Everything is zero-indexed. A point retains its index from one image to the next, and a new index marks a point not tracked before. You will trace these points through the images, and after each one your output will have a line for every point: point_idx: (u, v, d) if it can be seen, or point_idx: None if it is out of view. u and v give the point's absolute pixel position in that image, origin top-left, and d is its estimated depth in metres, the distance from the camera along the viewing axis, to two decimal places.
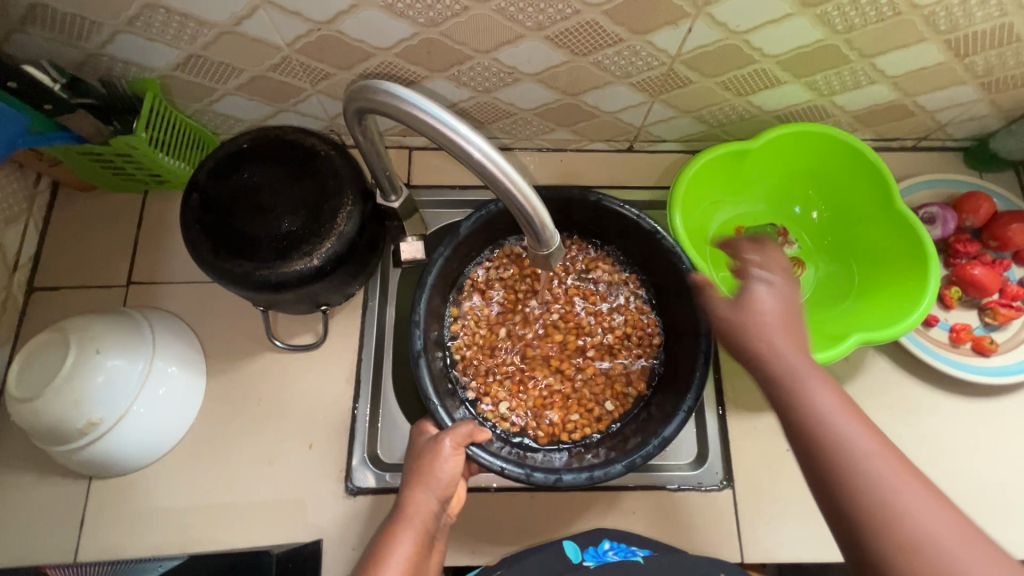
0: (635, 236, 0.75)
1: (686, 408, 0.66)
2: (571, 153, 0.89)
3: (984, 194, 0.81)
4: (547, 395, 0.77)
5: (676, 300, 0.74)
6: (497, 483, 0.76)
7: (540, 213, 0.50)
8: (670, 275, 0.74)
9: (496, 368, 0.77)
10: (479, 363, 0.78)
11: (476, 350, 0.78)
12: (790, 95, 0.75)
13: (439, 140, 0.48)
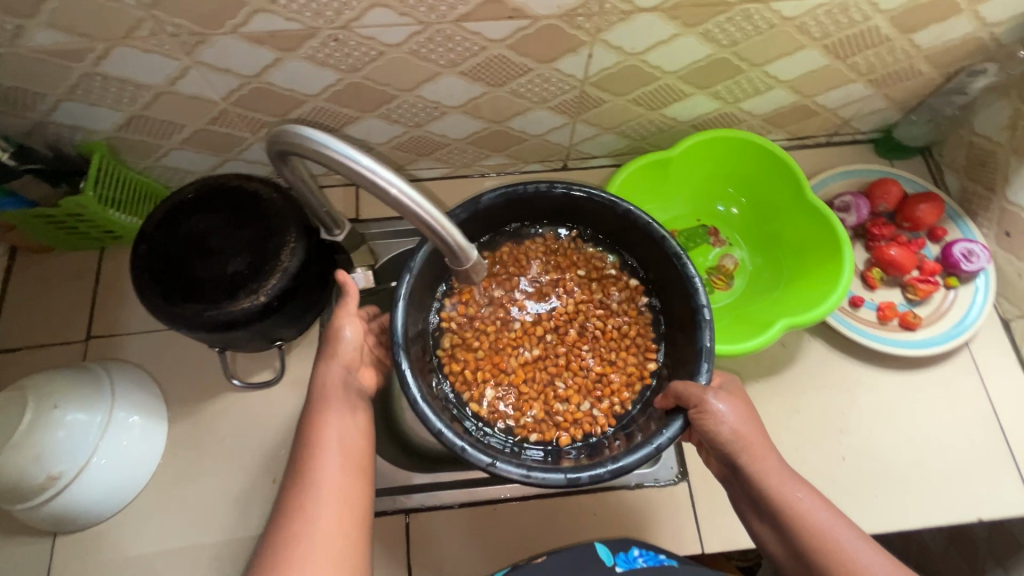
0: (636, 232, 0.74)
1: (659, 443, 0.62)
2: (509, 176, 0.94)
3: (892, 180, 0.88)
4: (524, 399, 0.76)
5: (677, 297, 0.73)
6: (460, 500, 0.78)
7: (453, 236, 0.55)
8: (671, 274, 0.74)
9: (484, 362, 0.77)
10: (465, 353, 0.77)
11: (461, 345, 0.77)
12: (699, 105, 0.81)
13: (356, 179, 0.51)
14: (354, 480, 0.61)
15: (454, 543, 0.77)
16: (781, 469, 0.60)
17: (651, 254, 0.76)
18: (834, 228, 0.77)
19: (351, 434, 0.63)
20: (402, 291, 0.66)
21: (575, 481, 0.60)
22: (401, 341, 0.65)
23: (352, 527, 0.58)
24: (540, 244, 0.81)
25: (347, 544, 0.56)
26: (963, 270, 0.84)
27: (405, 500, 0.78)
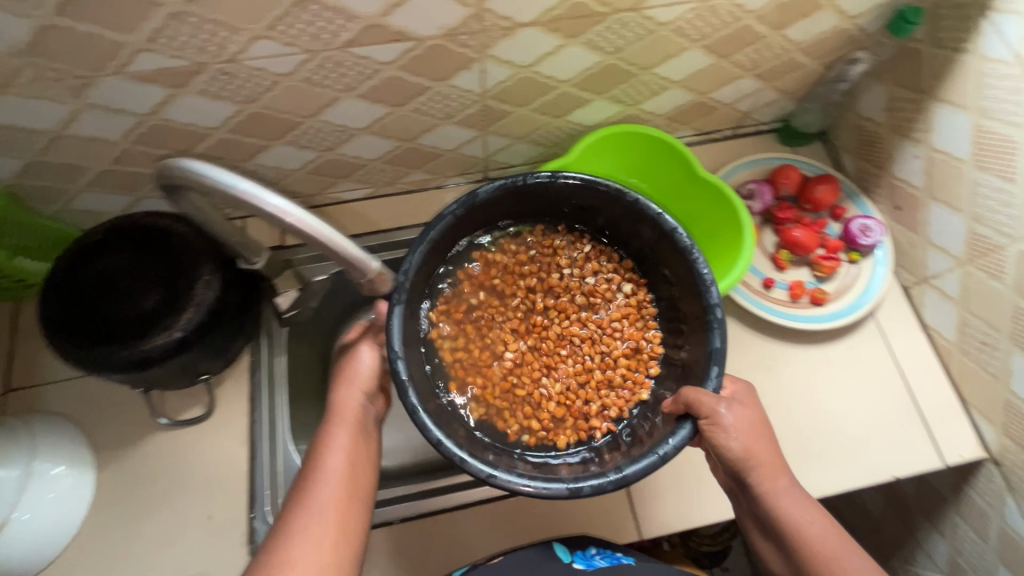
0: (645, 228, 0.73)
1: (659, 454, 0.61)
2: (432, 191, 0.96)
3: (791, 165, 0.93)
4: (518, 399, 0.78)
5: (687, 298, 0.72)
6: (400, 516, 0.78)
7: (347, 247, 0.59)
8: (677, 272, 0.72)
9: (484, 367, 0.79)
10: (465, 352, 0.79)
11: (457, 347, 0.79)
12: (601, 109, 0.85)
13: (242, 204, 0.54)
14: (358, 492, 0.60)
15: (396, 560, 0.77)
16: (792, 490, 0.63)
17: (659, 249, 0.74)
18: (733, 205, 0.82)
19: (358, 448, 0.63)
20: (392, 315, 0.63)
21: (578, 492, 0.59)
22: (399, 353, 0.62)
23: (348, 538, 0.58)
24: (541, 241, 0.83)
25: (340, 555, 0.56)
26: (862, 245, 0.89)
27: None
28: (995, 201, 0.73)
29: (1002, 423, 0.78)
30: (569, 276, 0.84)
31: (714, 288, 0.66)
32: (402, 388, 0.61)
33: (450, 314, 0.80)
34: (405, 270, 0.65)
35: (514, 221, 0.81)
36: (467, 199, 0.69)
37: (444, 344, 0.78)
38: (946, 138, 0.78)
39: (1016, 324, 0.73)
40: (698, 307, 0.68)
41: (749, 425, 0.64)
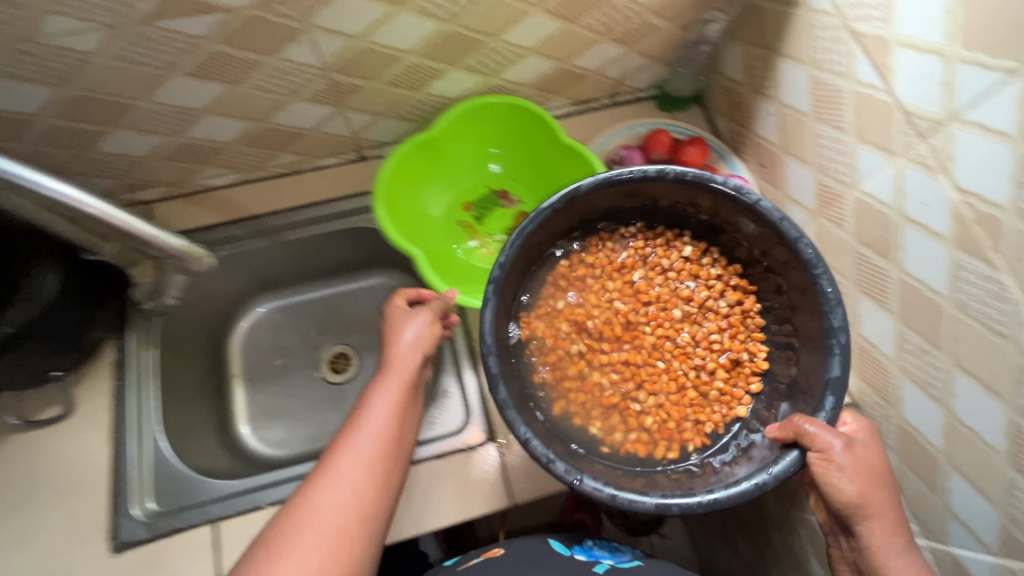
0: (756, 231, 0.72)
1: (770, 472, 0.62)
2: (306, 172, 0.96)
3: (660, 129, 0.93)
4: (638, 411, 0.76)
5: (801, 305, 0.69)
6: (269, 500, 0.78)
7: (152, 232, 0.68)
8: (794, 281, 0.69)
9: (587, 382, 0.77)
10: (568, 369, 0.77)
11: (555, 350, 0.78)
12: (461, 80, 0.84)
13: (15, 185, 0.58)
14: (392, 443, 0.68)
15: None
16: (893, 540, 0.61)
17: (771, 251, 0.71)
18: (598, 167, 0.83)
19: (401, 403, 0.70)
20: (484, 314, 0.67)
21: (664, 508, 0.60)
22: (491, 346, 0.66)
23: (379, 481, 0.65)
24: (648, 241, 0.82)
25: (369, 493, 0.64)
26: None
27: (214, 509, 0.78)
28: (833, 151, 0.75)
29: (858, 368, 0.81)
30: (677, 282, 0.81)
31: (838, 308, 0.64)
32: (493, 382, 0.64)
33: (531, 327, 0.78)
34: (500, 263, 0.68)
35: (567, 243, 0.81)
36: (538, 211, 0.70)
37: (548, 357, 0.78)
38: (791, 92, 0.79)
39: (860, 271, 0.76)
40: (819, 319, 0.66)
41: (864, 461, 0.61)
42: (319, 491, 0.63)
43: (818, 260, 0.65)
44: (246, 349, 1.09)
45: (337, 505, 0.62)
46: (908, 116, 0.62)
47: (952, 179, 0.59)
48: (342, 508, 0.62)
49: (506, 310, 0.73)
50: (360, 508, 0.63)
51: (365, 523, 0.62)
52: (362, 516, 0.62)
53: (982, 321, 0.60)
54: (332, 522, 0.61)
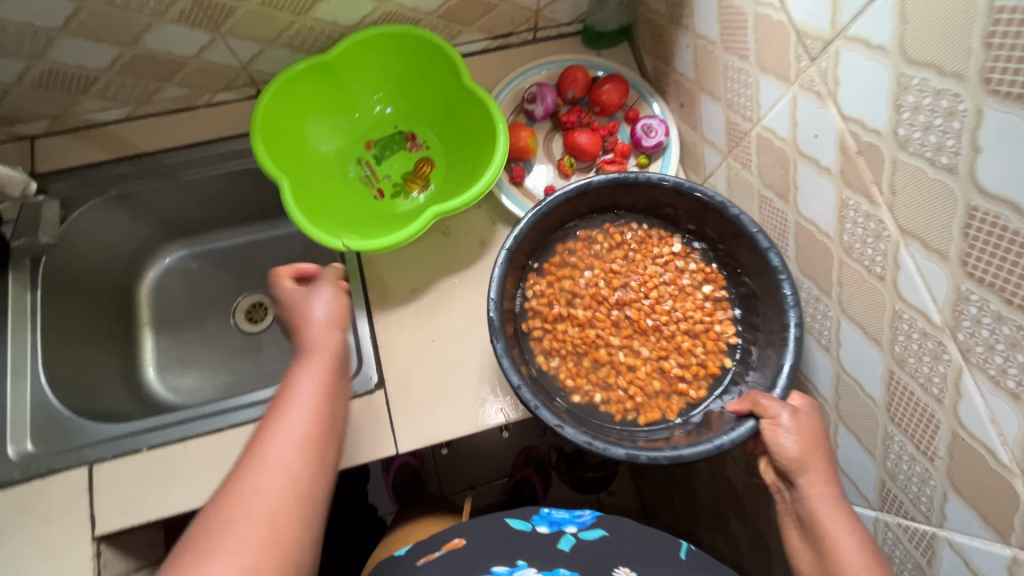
0: (722, 227, 0.71)
1: (717, 443, 0.60)
2: (201, 109, 0.90)
3: (576, 65, 0.87)
4: (603, 377, 0.73)
5: (765, 298, 0.68)
6: (148, 444, 0.77)
7: None
8: (757, 270, 0.68)
9: (576, 354, 0.74)
10: (549, 340, 0.74)
11: (550, 323, 0.75)
12: (348, 4, 0.77)
13: None
14: (324, 419, 0.59)
15: (139, 486, 0.75)
16: (836, 514, 0.55)
17: (743, 260, 0.70)
18: (493, 112, 0.77)
19: (328, 380, 0.62)
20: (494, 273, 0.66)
21: (636, 460, 0.59)
22: (495, 300, 0.66)
23: (310, 459, 0.55)
24: (638, 230, 0.79)
25: (303, 472, 0.53)
26: (647, 147, 0.85)
27: (93, 451, 0.77)
28: (739, 83, 0.68)
29: None
30: (669, 271, 0.78)
31: (795, 308, 0.64)
32: (495, 331, 0.64)
33: (561, 287, 0.76)
34: (507, 247, 0.68)
35: (583, 219, 0.79)
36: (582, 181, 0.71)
37: (537, 324, 0.75)
38: (703, 21, 0.73)
39: (764, 214, 0.71)
40: (780, 309, 0.65)
41: (812, 432, 0.59)
42: (247, 476, 0.52)
43: (782, 267, 0.64)
44: (157, 297, 1.03)
45: (265, 486, 0.51)
46: (798, 38, 0.56)
47: (839, 106, 0.53)
48: (272, 493, 0.51)
49: (517, 263, 0.72)
50: (295, 491, 0.52)
51: (298, 508, 0.51)
52: (295, 500, 0.51)
53: (863, 262, 0.55)
54: (262, 507, 0.50)
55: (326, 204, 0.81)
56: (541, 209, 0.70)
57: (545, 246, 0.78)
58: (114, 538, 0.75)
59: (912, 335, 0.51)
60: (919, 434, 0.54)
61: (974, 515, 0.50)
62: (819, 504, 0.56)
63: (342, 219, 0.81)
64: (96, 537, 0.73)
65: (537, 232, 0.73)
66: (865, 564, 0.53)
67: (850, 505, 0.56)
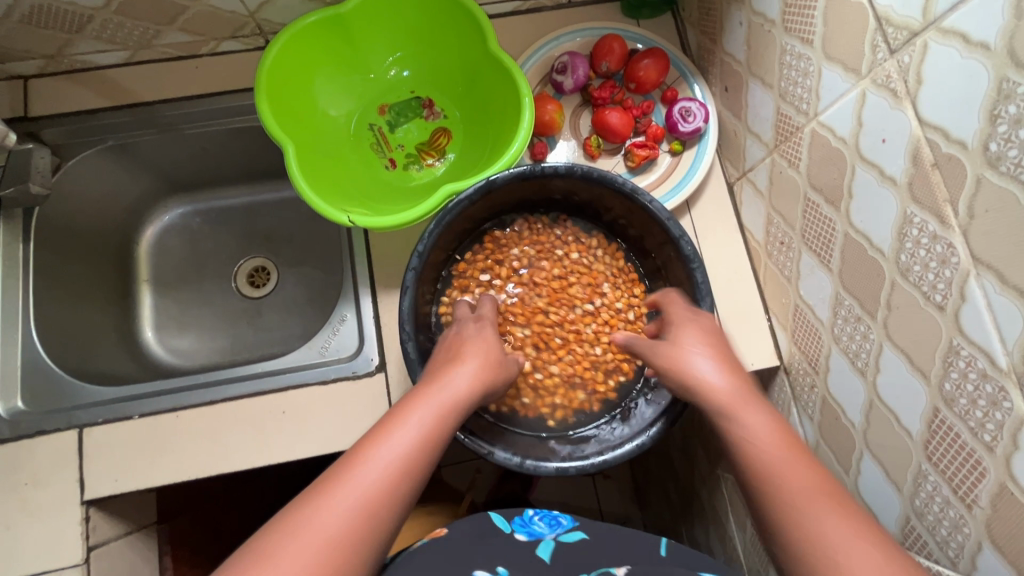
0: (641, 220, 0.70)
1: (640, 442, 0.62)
2: (205, 58, 0.84)
3: (613, 35, 0.79)
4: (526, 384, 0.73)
5: (677, 292, 0.69)
6: (140, 411, 0.74)
7: None
8: (673, 264, 0.69)
9: None
10: None
11: None
12: None
13: None
14: (416, 473, 0.49)
15: (129, 454, 0.72)
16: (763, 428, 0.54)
17: (660, 249, 0.70)
18: (519, 86, 0.70)
19: (438, 435, 0.52)
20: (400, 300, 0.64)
21: (567, 472, 0.60)
22: (407, 326, 0.63)
23: (379, 514, 0.46)
24: (547, 226, 0.77)
25: (342, 551, 0.44)
26: (682, 133, 0.78)
27: (83, 414, 0.73)
28: (797, 71, 0.61)
29: (793, 329, 0.72)
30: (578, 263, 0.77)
31: (707, 298, 0.65)
32: (411, 364, 0.63)
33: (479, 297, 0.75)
34: (418, 252, 0.64)
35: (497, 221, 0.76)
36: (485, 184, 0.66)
37: None
38: None
39: (807, 219, 0.65)
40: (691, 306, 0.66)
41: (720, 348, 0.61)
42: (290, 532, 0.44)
43: (697, 263, 0.64)
44: (157, 255, 0.99)
45: (328, 525, 0.44)
46: (879, 25, 0.49)
47: (917, 109, 0.47)
48: (327, 532, 0.44)
49: (429, 280, 0.69)
50: (352, 537, 0.44)
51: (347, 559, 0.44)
52: (348, 551, 0.44)
53: (920, 288, 0.50)
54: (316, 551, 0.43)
55: (332, 173, 0.76)
56: (451, 221, 0.66)
57: (456, 256, 0.75)
58: (103, 503, 0.73)
59: (969, 375, 0.46)
60: (958, 478, 0.50)
61: (1009, 570, 0.46)
62: (734, 404, 0.55)
63: (349, 189, 0.76)
64: (85, 502, 0.70)
65: (444, 247, 0.70)
66: (801, 515, 0.48)
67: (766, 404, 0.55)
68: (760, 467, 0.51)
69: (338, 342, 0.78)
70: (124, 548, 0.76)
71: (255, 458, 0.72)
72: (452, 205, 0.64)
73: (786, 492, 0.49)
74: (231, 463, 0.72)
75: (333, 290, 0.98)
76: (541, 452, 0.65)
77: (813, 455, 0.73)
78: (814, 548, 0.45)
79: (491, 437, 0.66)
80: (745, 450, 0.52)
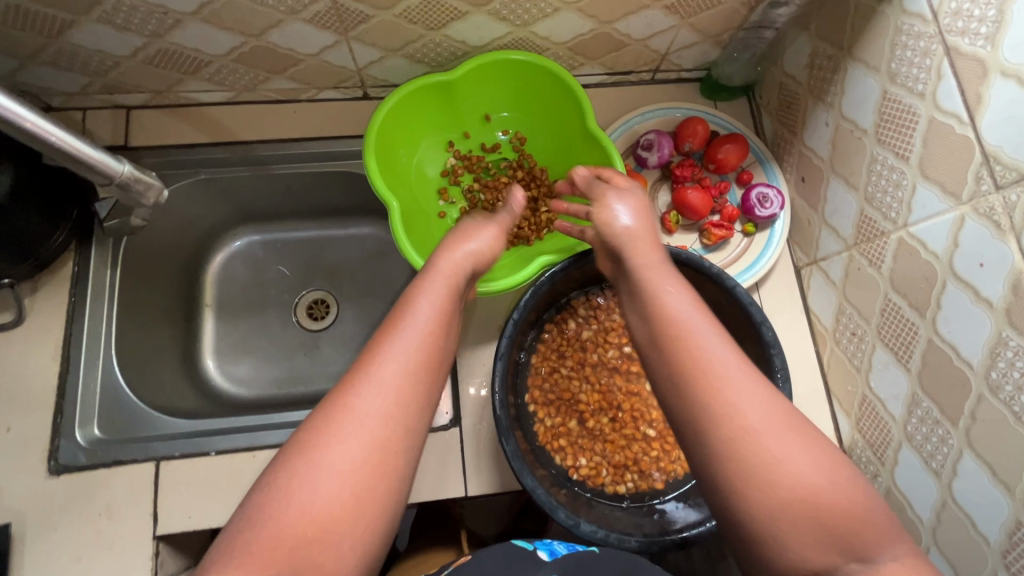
0: (723, 302, 0.72)
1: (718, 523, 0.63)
2: (303, 103, 0.88)
3: (698, 117, 0.84)
4: (603, 456, 0.74)
5: None
6: (216, 448, 0.74)
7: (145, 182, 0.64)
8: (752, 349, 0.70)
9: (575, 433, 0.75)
10: (550, 421, 0.75)
11: (547, 405, 0.75)
12: (483, 26, 0.74)
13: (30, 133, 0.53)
14: (441, 341, 0.51)
15: (204, 491, 0.72)
16: (661, 266, 0.58)
17: (739, 330, 0.72)
18: (615, 164, 0.74)
19: (450, 301, 0.55)
20: (494, 371, 0.66)
21: (650, 547, 0.62)
22: (501, 394, 0.65)
23: (429, 351, 0.49)
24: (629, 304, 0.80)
25: (386, 436, 0.43)
26: (758, 217, 0.82)
27: (160, 446, 0.74)
28: (887, 181, 0.65)
29: (857, 416, 0.75)
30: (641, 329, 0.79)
31: (785, 385, 0.66)
32: (503, 432, 0.64)
33: (558, 368, 0.77)
34: (514, 319, 0.67)
35: (581, 290, 0.79)
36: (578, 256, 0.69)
37: (536, 407, 0.75)
38: (855, 105, 0.69)
39: (885, 316, 0.68)
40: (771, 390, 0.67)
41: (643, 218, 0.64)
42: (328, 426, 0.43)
43: (778, 352, 0.67)
44: (222, 281, 1.01)
45: (367, 404, 0.44)
46: (985, 160, 0.53)
47: (1021, 243, 0.51)
48: (376, 408, 0.44)
49: (517, 348, 0.72)
50: (393, 415, 0.44)
51: (398, 424, 0.44)
52: (400, 415, 0.45)
53: (1011, 407, 0.53)
54: (368, 423, 0.43)
55: (420, 228, 0.79)
56: (543, 290, 0.69)
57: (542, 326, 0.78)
58: (172, 537, 0.73)
59: None
60: None
61: None
62: (653, 271, 0.57)
63: (435, 248, 0.79)
64: (157, 537, 0.71)
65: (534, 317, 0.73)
66: (755, 392, 0.46)
67: (677, 278, 0.56)
68: (712, 378, 0.46)
69: None
70: None
71: None
72: (545, 277, 0.68)
73: (723, 378, 0.46)
74: None
75: None
76: (623, 523, 0.66)
77: None
78: (739, 436, 0.43)
79: (576, 509, 0.66)
80: (678, 331, 0.50)
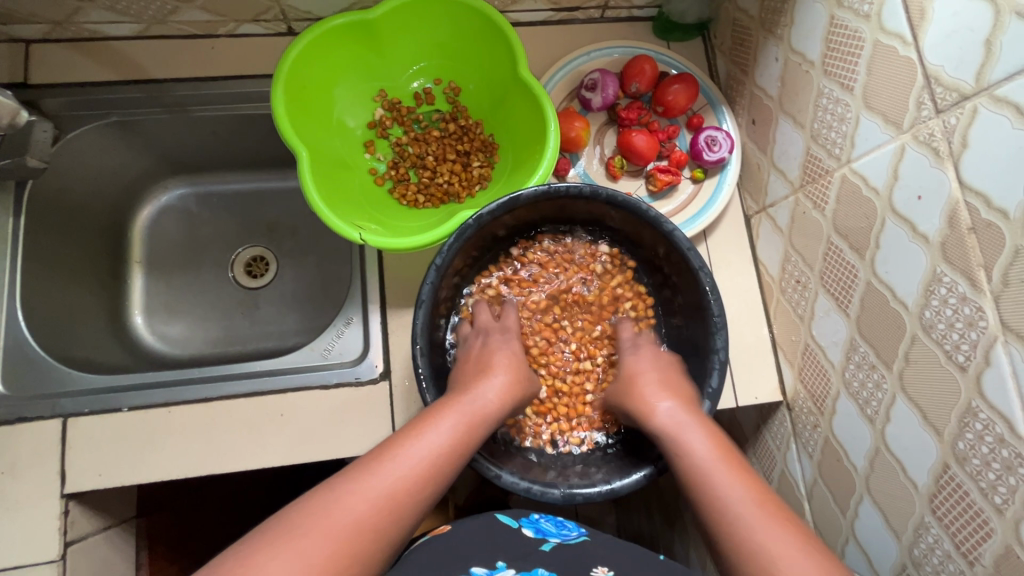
0: (663, 248, 0.68)
1: (646, 474, 0.61)
2: (223, 39, 0.81)
3: (646, 56, 0.79)
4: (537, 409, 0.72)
5: (692, 322, 0.68)
6: (130, 404, 0.71)
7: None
8: (691, 296, 0.67)
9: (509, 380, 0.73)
10: None
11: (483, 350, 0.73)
12: None
13: None
14: (436, 472, 0.52)
15: (116, 447, 0.69)
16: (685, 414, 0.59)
17: (679, 277, 0.68)
18: (545, 113, 0.69)
19: (465, 440, 0.55)
20: (414, 317, 0.62)
21: (572, 499, 0.59)
22: (421, 341, 0.61)
23: (423, 485, 0.51)
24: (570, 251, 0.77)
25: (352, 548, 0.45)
26: (706, 161, 0.78)
27: (68, 402, 0.70)
28: (833, 116, 0.61)
29: (800, 367, 0.73)
30: (576, 278, 0.76)
31: (721, 332, 0.63)
32: (422, 383, 0.61)
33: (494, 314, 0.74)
34: (436, 265, 0.62)
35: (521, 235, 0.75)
36: (510, 199, 0.63)
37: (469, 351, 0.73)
38: (803, 36, 0.65)
39: (827, 262, 0.65)
40: (706, 338, 0.64)
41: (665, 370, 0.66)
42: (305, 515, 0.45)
43: (715, 299, 0.63)
44: (151, 236, 0.95)
45: (348, 511, 0.46)
46: (927, 83, 0.49)
47: (959, 170, 0.47)
48: (356, 513, 0.46)
49: (443, 293, 0.68)
50: (367, 528, 0.46)
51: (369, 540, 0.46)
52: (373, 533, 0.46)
53: (943, 345, 0.50)
54: (342, 532, 0.45)
55: (342, 183, 0.74)
56: (469, 235, 0.63)
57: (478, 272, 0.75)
58: (85, 496, 0.70)
59: (984, 437, 0.47)
60: (962, 534, 0.51)
61: None
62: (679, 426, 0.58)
63: (358, 203, 0.74)
64: (65, 495, 0.67)
65: (463, 262, 0.69)
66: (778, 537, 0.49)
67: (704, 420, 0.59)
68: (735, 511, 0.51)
69: (341, 346, 0.76)
70: (101, 543, 0.73)
71: (249, 457, 0.70)
72: (470, 221, 0.62)
73: (744, 525, 0.50)
74: (224, 464, 0.70)
75: (334, 286, 0.95)
76: (549, 475, 0.64)
77: (809, 492, 0.73)
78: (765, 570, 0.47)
79: (502, 460, 0.64)
80: (702, 473, 0.54)
